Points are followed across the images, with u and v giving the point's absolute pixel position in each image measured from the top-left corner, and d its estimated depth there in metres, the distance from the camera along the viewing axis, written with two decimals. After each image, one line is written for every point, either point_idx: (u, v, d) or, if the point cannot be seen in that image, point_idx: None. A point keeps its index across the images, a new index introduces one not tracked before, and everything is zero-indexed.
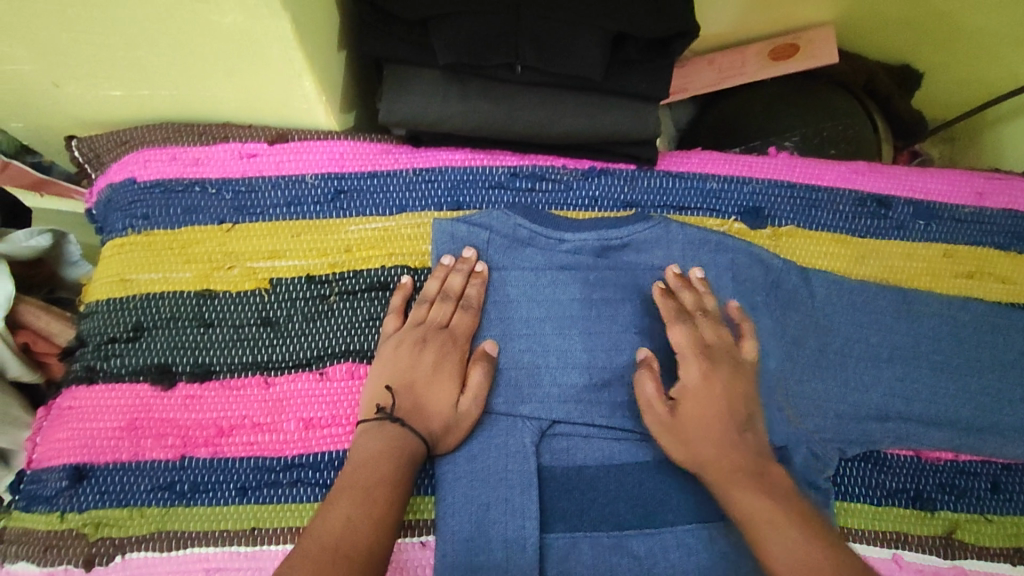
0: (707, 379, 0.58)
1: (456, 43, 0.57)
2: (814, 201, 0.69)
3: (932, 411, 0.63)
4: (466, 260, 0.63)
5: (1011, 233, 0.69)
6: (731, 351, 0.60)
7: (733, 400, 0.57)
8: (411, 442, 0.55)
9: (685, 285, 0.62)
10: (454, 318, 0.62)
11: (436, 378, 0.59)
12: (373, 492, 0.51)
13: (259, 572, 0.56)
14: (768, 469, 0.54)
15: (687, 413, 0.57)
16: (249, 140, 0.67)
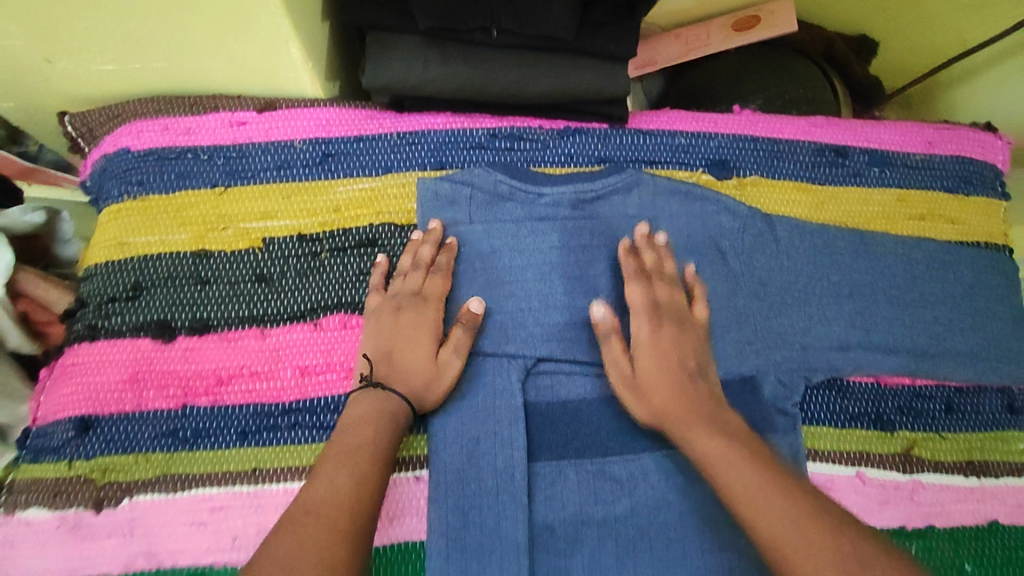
0: (662, 335, 0.61)
1: (435, 8, 0.61)
2: (776, 152, 0.73)
3: (889, 340, 0.67)
4: (432, 233, 0.66)
5: (959, 177, 0.73)
6: (680, 309, 0.64)
7: (686, 351, 0.61)
8: (391, 406, 0.58)
9: (649, 245, 0.66)
10: (428, 283, 0.64)
11: (416, 340, 0.61)
12: (353, 457, 0.53)
13: (260, 508, 0.60)
14: (722, 416, 0.57)
15: (642, 371, 0.60)
16: (238, 109, 0.70)
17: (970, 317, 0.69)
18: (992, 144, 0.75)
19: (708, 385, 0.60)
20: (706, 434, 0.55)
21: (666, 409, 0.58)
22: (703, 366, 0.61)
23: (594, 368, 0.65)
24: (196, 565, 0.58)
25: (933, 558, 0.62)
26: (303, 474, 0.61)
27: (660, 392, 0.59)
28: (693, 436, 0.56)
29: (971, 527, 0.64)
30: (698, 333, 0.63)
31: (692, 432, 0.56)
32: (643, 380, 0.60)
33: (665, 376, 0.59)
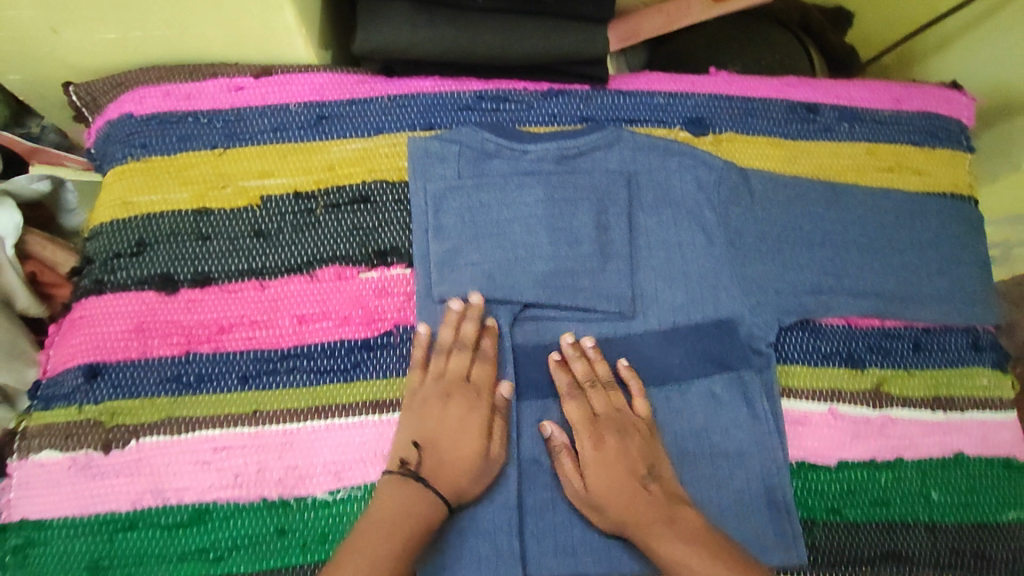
0: (604, 448, 0.62)
1: None
2: (750, 110, 0.76)
3: (859, 284, 0.70)
4: (474, 308, 0.65)
5: (926, 132, 0.77)
6: (621, 414, 0.64)
7: (633, 460, 0.61)
8: (431, 501, 0.58)
9: (579, 355, 0.65)
10: (474, 369, 0.64)
11: (463, 431, 0.61)
12: (380, 562, 0.53)
13: (261, 448, 0.63)
14: (678, 513, 0.59)
15: (593, 486, 0.61)
16: (236, 76, 0.73)
17: (937, 262, 0.72)
18: (957, 101, 0.79)
19: (663, 486, 0.61)
20: (667, 537, 0.57)
21: (621, 511, 0.60)
22: (655, 469, 0.61)
23: (577, 313, 0.68)
24: (201, 502, 0.61)
25: (901, 487, 0.66)
26: (301, 415, 0.64)
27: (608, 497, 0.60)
28: (657, 545, 0.57)
29: (938, 458, 0.67)
30: (645, 430, 0.63)
31: (654, 537, 0.58)
32: (592, 476, 0.61)
33: (613, 486, 0.60)
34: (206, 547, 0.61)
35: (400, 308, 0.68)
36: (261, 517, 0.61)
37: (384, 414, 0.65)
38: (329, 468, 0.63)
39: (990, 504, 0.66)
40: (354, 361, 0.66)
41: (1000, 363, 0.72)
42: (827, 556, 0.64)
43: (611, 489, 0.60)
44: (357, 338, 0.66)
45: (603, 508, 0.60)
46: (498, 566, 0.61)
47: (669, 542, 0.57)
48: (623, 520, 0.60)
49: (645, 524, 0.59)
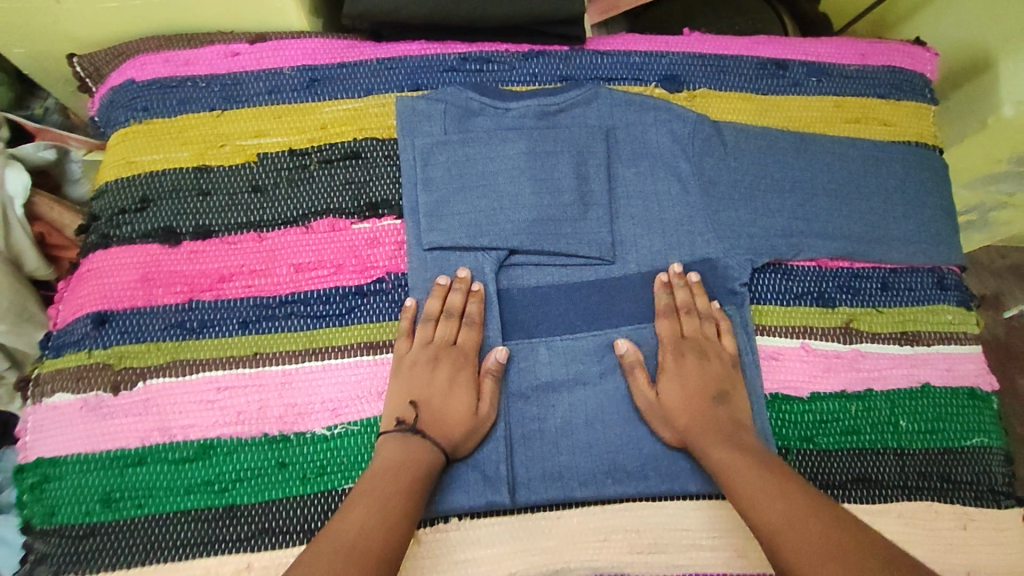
0: (684, 364, 0.67)
1: None
2: (722, 68, 0.80)
3: (827, 228, 0.74)
4: (463, 280, 0.68)
5: (891, 85, 0.81)
6: (707, 340, 0.69)
7: (708, 381, 0.66)
8: (430, 452, 0.61)
9: (682, 283, 0.70)
10: (460, 334, 0.67)
11: (452, 393, 0.65)
12: (389, 502, 0.56)
13: (262, 386, 0.66)
14: (741, 433, 0.63)
15: (669, 397, 0.65)
16: (232, 43, 0.77)
17: (902, 206, 0.76)
18: (921, 55, 0.83)
19: (731, 409, 0.65)
20: (723, 445, 0.61)
21: (694, 423, 0.64)
22: (724, 391, 0.66)
23: (560, 258, 0.71)
24: (206, 437, 0.65)
25: (870, 417, 0.69)
26: (299, 357, 0.67)
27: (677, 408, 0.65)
28: (711, 450, 0.61)
29: (906, 390, 0.71)
30: (725, 361, 0.68)
31: (713, 445, 0.61)
32: (665, 388, 0.66)
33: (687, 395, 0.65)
34: (211, 479, 0.64)
35: (391, 257, 0.71)
36: (264, 450, 0.65)
37: (378, 355, 0.68)
38: (327, 405, 0.66)
39: (955, 431, 0.70)
40: (348, 306, 0.69)
41: (965, 301, 0.75)
42: None
43: (687, 400, 0.65)
44: (351, 285, 0.70)
45: (671, 419, 0.65)
46: (486, 490, 0.64)
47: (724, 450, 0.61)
48: (686, 429, 0.64)
49: (709, 433, 0.62)
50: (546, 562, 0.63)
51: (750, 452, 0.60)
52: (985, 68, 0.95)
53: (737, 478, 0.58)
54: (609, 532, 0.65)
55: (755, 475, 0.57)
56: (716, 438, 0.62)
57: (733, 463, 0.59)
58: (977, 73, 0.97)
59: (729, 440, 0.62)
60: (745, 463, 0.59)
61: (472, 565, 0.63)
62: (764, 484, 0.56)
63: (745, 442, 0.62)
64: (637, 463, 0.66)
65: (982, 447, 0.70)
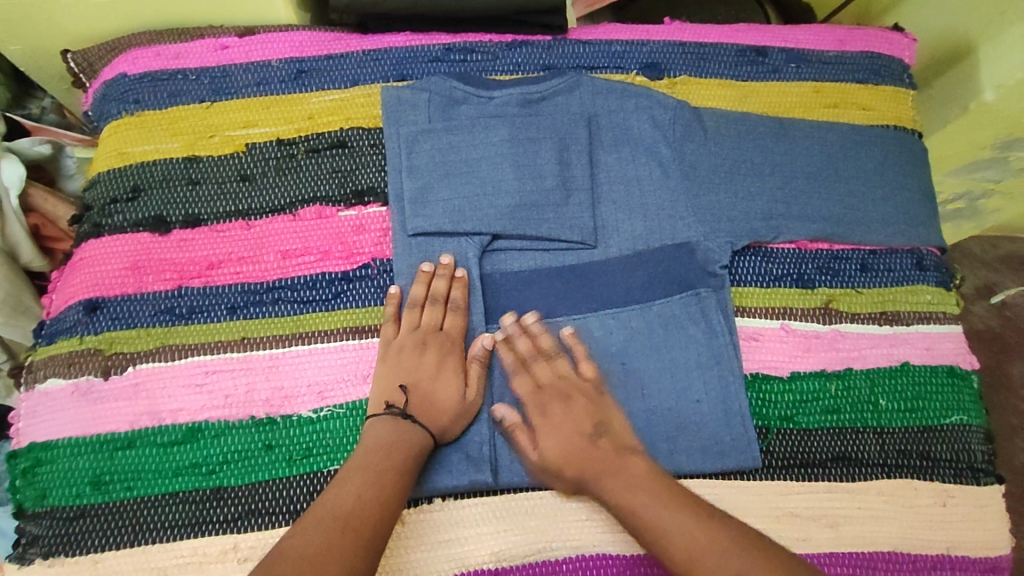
0: (552, 412, 0.66)
1: None
2: (703, 55, 0.81)
3: (806, 211, 0.75)
4: (447, 265, 0.69)
5: (869, 70, 0.82)
6: (563, 378, 0.68)
7: (580, 424, 0.65)
8: (419, 434, 0.63)
9: (522, 333, 0.68)
10: (446, 320, 0.69)
11: (440, 376, 0.67)
12: (383, 477, 0.58)
13: (250, 370, 0.67)
14: (630, 467, 0.62)
15: (548, 451, 0.64)
16: (222, 36, 0.78)
17: (880, 188, 0.78)
18: (898, 41, 0.85)
19: (612, 439, 0.64)
20: (616, 487, 0.61)
21: (586, 475, 0.63)
22: (601, 425, 0.65)
23: (541, 243, 0.73)
24: (195, 421, 0.66)
25: (850, 396, 0.70)
26: (286, 341, 0.69)
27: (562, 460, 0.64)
28: (605, 493, 0.62)
29: (886, 369, 0.72)
30: (590, 393, 0.67)
31: (610, 484, 0.61)
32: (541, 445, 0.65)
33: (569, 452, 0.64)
34: (199, 462, 0.65)
35: (377, 243, 0.72)
36: (249, 433, 0.66)
37: (363, 339, 0.69)
38: (313, 388, 0.67)
39: (935, 409, 0.71)
40: (334, 291, 0.70)
41: (944, 281, 0.76)
42: (781, 460, 0.68)
43: (568, 453, 0.64)
44: (337, 271, 0.71)
45: (557, 474, 0.64)
46: (469, 469, 0.65)
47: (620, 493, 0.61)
48: (574, 480, 0.64)
49: (603, 476, 0.62)
50: (530, 540, 0.64)
51: (648, 488, 0.60)
52: (965, 54, 0.96)
53: (642, 517, 0.59)
54: (592, 511, 0.66)
55: (654, 513, 0.58)
56: (613, 477, 0.62)
57: (630, 508, 0.60)
58: (958, 60, 0.98)
59: (625, 479, 0.61)
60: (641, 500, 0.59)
61: (457, 543, 0.64)
62: (665, 524, 0.57)
63: (638, 478, 0.61)
64: None
65: (961, 425, 0.71)
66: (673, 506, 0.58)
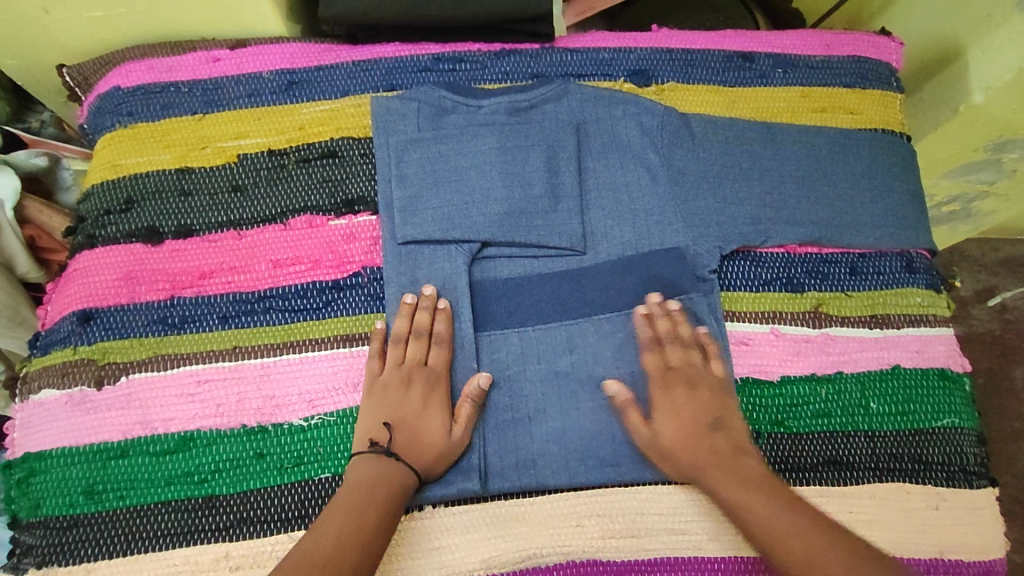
0: (676, 397, 0.67)
1: None
2: (690, 61, 0.82)
3: (795, 215, 0.76)
4: (428, 297, 0.69)
5: (856, 74, 0.83)
6: (693, 366, 0.68)
7: (698, 411, 0.66)
8: (405, 471, 0.63)
9: (662, 313, 0.69)
10: (431, 354, 0.68)
11: (427, 413, 0.66)
12: (365, 519, 0.59)
13: (242, 379, 0.68)
14: (742, 461, 0.64)
15: (663, 433, 0.65)
16: (213, 48, 0.79)
17: (868, 191, 0.78)
18: (886, 45, 0.85)
19: (728, 434, 0.65)
20: (730, 479, 0.62)
21: (694, 462, 0.64)
22: (720, 418, 0.66)
23: (531, 251, 0.73)
24: (187, 430, 0.66)
25: (841, 400, 0.70)
26: (277, 350, 0.69)
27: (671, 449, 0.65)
28: (716, 486, 0.63)
29: (876, 372, 0.71)
30: (714, 385, 0.68)
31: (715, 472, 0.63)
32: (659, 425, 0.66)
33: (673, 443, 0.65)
34: (191, 471, 0.65)
35: (367, 251, 0.73)
36: (242, 442, 0.66)
37: (354, 347, 0.70)
38: (304, 396, 0.68)
39: (926, 412, 0.71)
40: (325, 300, 0.71)
41: (934, 284, 0.76)
42: (774, 464, 0.67)
43: (682, 436, 0.65)
44: (328, 279, 0.72)
45: (668, 456, 0.65)
46: (457, 478, 0.65)
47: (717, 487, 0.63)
48: (686, 467, 0.64)
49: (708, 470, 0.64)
50: (520, 548, 0.64)
51: (757, 484, 0.62)
52: (954, 57, 0.97)
53: (737, 502, 0.62)
54: (582, 517, 0.66)
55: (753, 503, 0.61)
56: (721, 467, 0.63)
57: (742, 503, 0.61)
58: (947, 63, 0.98)
59: (732, 470, 0.63)
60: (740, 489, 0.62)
61: (447, 551, 0.64)
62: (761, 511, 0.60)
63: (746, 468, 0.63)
64: (610, 449, 0.67)
65: (953, 428, 0.70)
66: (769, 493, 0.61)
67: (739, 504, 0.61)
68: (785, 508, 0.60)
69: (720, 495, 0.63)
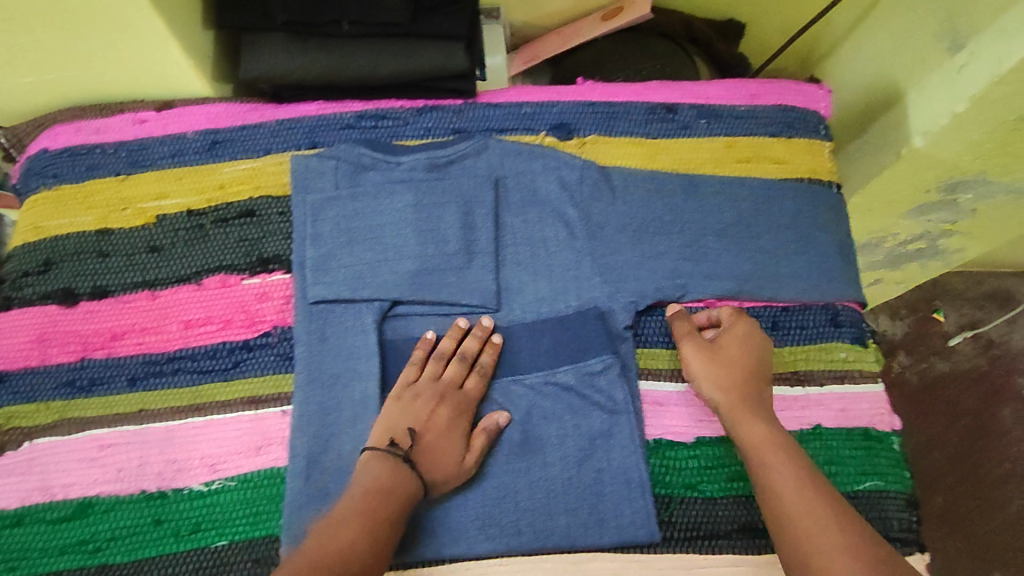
0: (745, 340, 0.69)
1: (292, 6, 0.71)
2: (613, 114, 0.81)
3: (713, 269, 0.74)
4: (482, 327, 0.70)
5: (783, 123, 0.82)
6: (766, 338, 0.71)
7: (761, 362, 0.68)
8: (417, 484, 0.62)
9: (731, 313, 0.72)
10: (468, 381, 0.68)
11: (449, 433, 0.65)
12: (377, 528, 0.57)
13: (145, 443, 0.67)
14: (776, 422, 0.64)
15: (724, 346, 0.68)
16: (140, 110, 0.81)
17: (794, 243, 0.77)
18: (813, 93, 0.84)
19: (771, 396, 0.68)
20: (762, 428, 0.63)
21: (740, 389, 0.66)
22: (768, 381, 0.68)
23: (442, 309, 0.72)
24: (86, 496, 0.65)
25: None
26: (182, 413, 0.69)
27: (731, 413, 0.65)
28: (750, 422, 0.63)
29: (797, 432, 0.69)
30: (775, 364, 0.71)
31: (768, 457, 0.61)
32: (722, 350, 0.68)
33: (732, 406, 0.65)
34: (86, 539, 0.64)
35: (279, 311, 0.73)
36: (140, 508, 0.65)
37: (260, 409, 0.69)
38: (206, 461, 0.67)
39: (850, 475, 0.68)
40: (234, 360, 0.71)
41: (859, 339, 0.75)
42: (683, 532, 0.66)
43: (739, 358, 0.67)
44: (238, 340, 0.72)
45: (717, 362, 0.67)
46: None
47: (759, 469, 0.61)
48: (726, 386, 0.66)
49: (759, 452, 0.61)
50: None
51: (787, 444, 0.62)
52: (896, 101, 0.95)
53: (777, 489, 0.58)
54: None
55: (795, 497, 0.57)
56: (774, 450, 0.61)
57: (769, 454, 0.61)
58: (890, 107, 0.97)
59: (786, 455, 0.61)
60: (781, 475, 0.59)
61: None
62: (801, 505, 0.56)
63: (801, 460, 0.60)
64: (512, 517, 0.65)
65: (877, 492, 0.68)
66: (817, 493, 0.57)
67: (765, 447, 0.61)
68: (831, 515, 0.56)
69: (742, 434, 0.63)
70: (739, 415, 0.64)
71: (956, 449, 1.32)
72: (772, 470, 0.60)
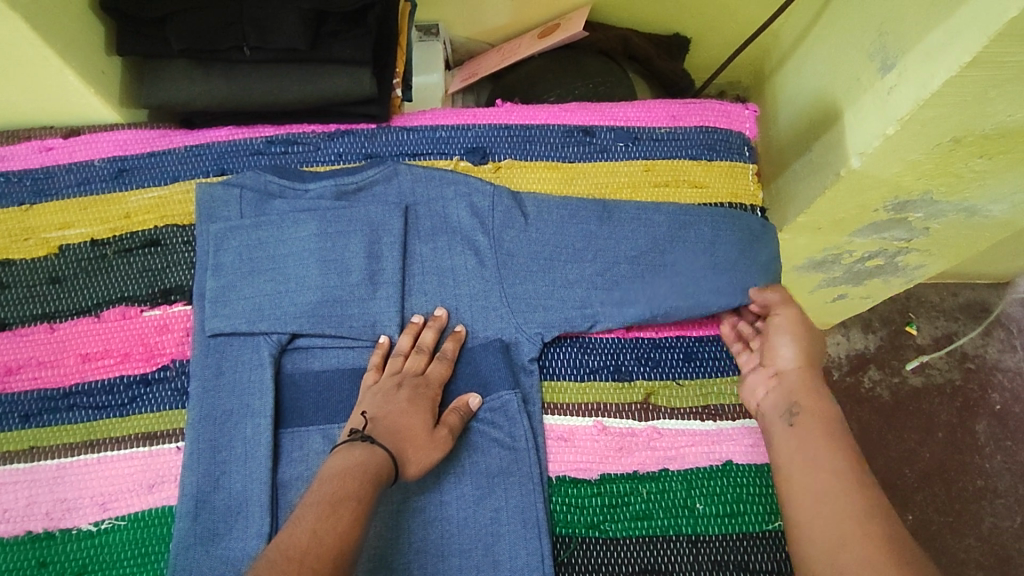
0: (817, 342, 0.71)
1: (186, 33, 0.68)
2: (528, 137, 0.80)
3: (625, 298, 0.73)
4: (437, 318, 0.71)
5: (704, 145, 0.80)
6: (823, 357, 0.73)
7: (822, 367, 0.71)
8: (385, 460, 0.60)
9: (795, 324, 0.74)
10: (430, 367, 0.68)
11: (411, 410, 0.64)
12: (339, 508, 0.54)
13: (34, 482, 0.66)
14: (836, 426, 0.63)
15: (807, 335, 0.71)
16: (48, 137, 0.79)
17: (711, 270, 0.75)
18: (737, 113, 0.82)
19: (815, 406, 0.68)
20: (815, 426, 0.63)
21: (809, 372, 0.68)
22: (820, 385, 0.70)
23: (345, 342, 0.71)
24: None
25: (664, 500, 0.68)
26: (74, 451, 0.67)
27: (794, 380, 0.67)
28: (808, 409, 0.65)
29: (705, 468, 0.69)
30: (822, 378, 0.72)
31: (813, 452, 0.61)
32: (809, 335, 0.71)
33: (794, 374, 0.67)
34: None
35: (179, 344, 0.71)
36: (26, 549, 0.64)
37: (153, 446, 0.68)
38: (95, 500, 0.66)
39: (755, 513, 0.67)
40: (130, 396, 0.69)
41: None
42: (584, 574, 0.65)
43: (815, 351, 0.70)
44: (136, 373, 0.70)
45: (797, 341, 0.70)
46: None
47: (792, 432, 0.64)
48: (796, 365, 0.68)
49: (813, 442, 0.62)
50: None
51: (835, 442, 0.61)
52: (834, 120, 0.91)
53: (810, 483, 0.59)
54: None
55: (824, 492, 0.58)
56: (816, 421, 0.64)
57: (817, 449, 0.61)
58: (829, 125, 0.93)
59: (826, 428, 0.63)
60: (810, 440, 0.62)
61: None
62: (809, 470, 0.60)
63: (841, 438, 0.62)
64: (405, 559, 0.63)
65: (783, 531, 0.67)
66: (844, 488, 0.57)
67: (811, 442, 0.62)
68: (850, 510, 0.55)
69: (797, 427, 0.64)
70: (800, 383, 0.67)
71: (925, 466, 1.25)
72: (800, 436, 0.63)
